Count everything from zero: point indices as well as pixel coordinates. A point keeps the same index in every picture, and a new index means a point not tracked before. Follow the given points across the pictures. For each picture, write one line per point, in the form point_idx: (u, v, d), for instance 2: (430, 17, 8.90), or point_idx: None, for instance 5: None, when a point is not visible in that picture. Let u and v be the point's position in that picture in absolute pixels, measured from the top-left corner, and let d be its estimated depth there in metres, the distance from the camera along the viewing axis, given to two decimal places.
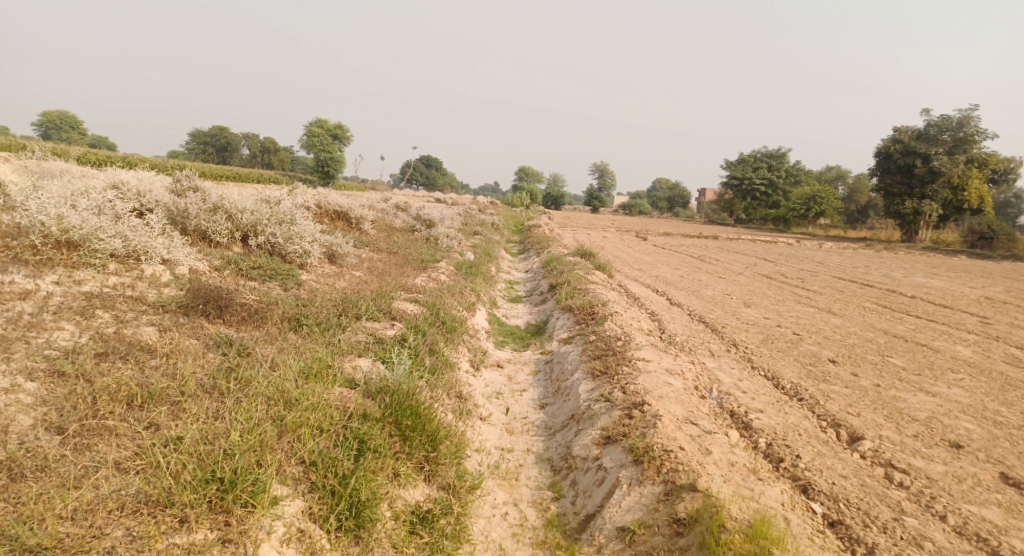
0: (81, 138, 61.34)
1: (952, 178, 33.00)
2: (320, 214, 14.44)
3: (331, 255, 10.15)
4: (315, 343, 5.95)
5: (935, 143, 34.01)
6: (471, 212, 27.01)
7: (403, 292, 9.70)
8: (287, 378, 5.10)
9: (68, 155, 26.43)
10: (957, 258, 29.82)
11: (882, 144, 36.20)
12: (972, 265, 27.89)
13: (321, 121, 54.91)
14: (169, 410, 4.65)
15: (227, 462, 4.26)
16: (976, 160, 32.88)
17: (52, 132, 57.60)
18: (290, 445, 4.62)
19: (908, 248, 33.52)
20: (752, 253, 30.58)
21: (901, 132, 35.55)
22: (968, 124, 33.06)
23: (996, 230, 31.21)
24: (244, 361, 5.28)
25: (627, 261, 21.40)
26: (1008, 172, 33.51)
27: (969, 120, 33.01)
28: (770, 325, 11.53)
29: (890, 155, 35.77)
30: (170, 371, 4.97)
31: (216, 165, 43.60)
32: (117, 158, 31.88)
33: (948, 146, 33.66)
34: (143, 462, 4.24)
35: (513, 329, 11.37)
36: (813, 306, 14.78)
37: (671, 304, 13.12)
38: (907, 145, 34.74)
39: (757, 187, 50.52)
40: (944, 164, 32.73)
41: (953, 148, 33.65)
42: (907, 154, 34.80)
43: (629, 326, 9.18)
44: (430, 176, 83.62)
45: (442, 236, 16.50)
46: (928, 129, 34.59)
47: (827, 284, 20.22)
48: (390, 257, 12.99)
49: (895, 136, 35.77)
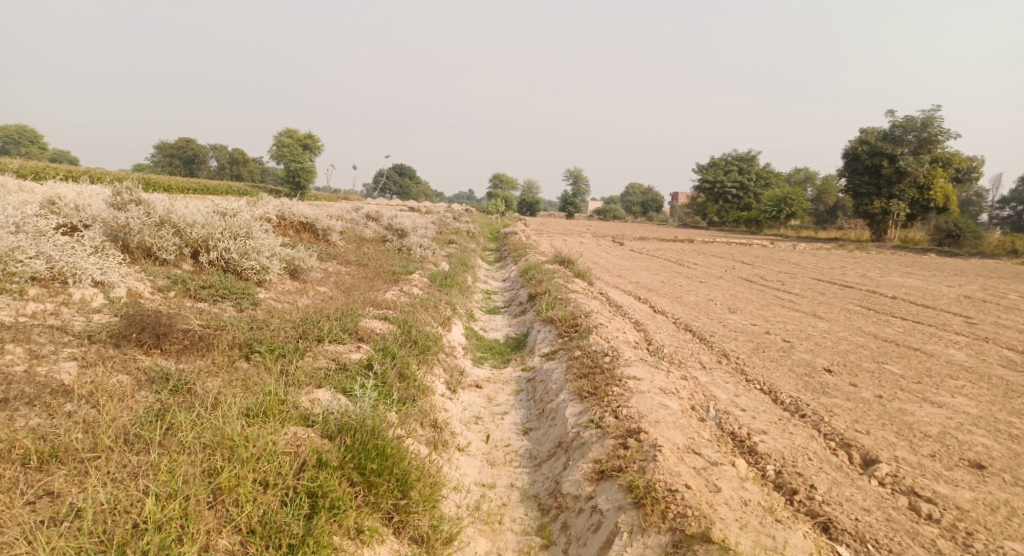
0: (43, 153, 59.64)
1: (918, 178, 33.21)
2: (285, 226, 13.75)
3: (293, 271, 9.49)
4: (267, 377, 5.32)
5: (901, 143, 34.17)
6: (445, 220, 26.44)
7: (372, 308, 9.06)
8: (229, 420, 4.45)
9: (27, 173, 25.52)
10: (929, 257, 29.81)
11: (849, 146, 36.28)
12: (946, 263, 27.86)
13: (290, 132, 54.07)
14: (73, 472, 3.99)
15: (131, 548, 3.67)
16: (941, 159, 33.26)
17: (13, 147, 55.92)
18: (226, 509, 3.98)
19: (880, 247, 33.52)
20: (729, 256, 30.34)
21: (867, 133, 35.61)
22: (932, 123, 33.29)
23: (964, 228, 31.30)
24: (175, 401, 4.61)
25: (606, 267, 20.95)
26: (971, 171, 33.91)
27: (932, 121, 33.30)
28: (759, 332, 11.05)
29: (857, 156, 35.76)
30: (85, 421, 4.30)
31: (184, 179, 42.59)
32: (78, 172, 30.76)
33: (913, 146, 33.87)
34: (27, 545, 3.58)
35: (491, 343, 10.76)
36: (798, 310, 14.36)
37: (654, 312, 12.61)
38: (874, 146, 34.83)
39: (729, 190, 50.54)
40: (910, 164, 32.98)
41: (919, 148, 33.82)
42: (873, 154, 34.81)
43: (614, 339, 8.62)
44: (403, 185, 82.78)
45: (415, 245, 15.86)
46: (892, 130, 34.70)
47: (808, 287, 19.87)
48: (360, 270, 12.34)
49: (862, 136, 35.87)
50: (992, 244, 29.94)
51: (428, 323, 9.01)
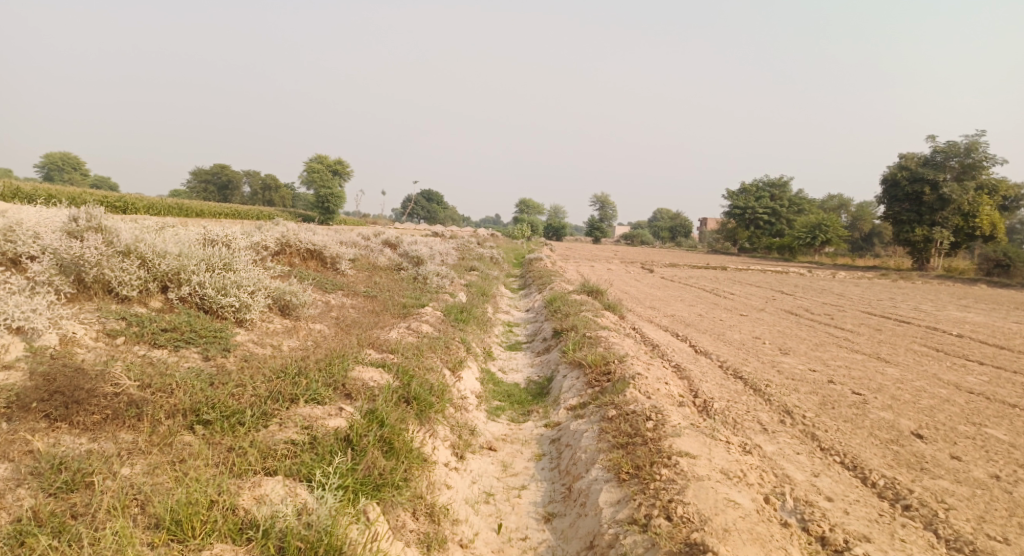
0: (82, 178, 59.93)
1: (962, 205, 31.29)
2: (289, 253, 12.64)
3: (283, 308, 8.23)
4: (200, 457, 4.36)
5: (943, 169, 32.32)
6: (470, 246, 25.19)
7: (371, 350, 7.81)
8: (118, 552, 3.70)
9: (50, 199, 24.89)
10: (979, 288, 27.81)
11: (888, 171, 34.46)
12: (1001, 296, 25.85)
13: (319, 157, 53.71)
14: None
15: None
16: (986, 186, 31.31)
17: (53, 172, 56.23)
18: None
19: (922, 276, 31.55)
20: (768, 285, 28.62)
21: (907, 158, 33.90)
22: (977, 148, 31.47)
23: (1014, 257, 29.19)
24: (48, 511, 3.84)
25: (639, 298, 19.50)
26: (1019, 198, 31.82)
27: (976, 145, 31.46)
28: (820, 380, 9.55)
29: (897, 182, 33.94)
30: None
31: (213, 205, 42.11)
32: (109, 195, 30.10)
33: (956, 172, 32.03)
34: None
35: (510, 388, 9.38)
36: (857, 351, 12.75)
37: (697, 353, 11.17)
38: (914, 171, 33.01)
39: (761, 216, 48.74)
40: (953, 191, 31.07)
41: (962, 174, 31.91)
42: (914, 180, 32.98)
43: (655, 394, 7.23)
44: (431, 210, 82.16)
45: (431, 274, 14.61)
46: (934, 155, 32.90)
47: (860, 322, 18.15)
48: (366, 302, 11.13)
49: (901, 162, 34.09)
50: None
51: (435, 370, 7.67)
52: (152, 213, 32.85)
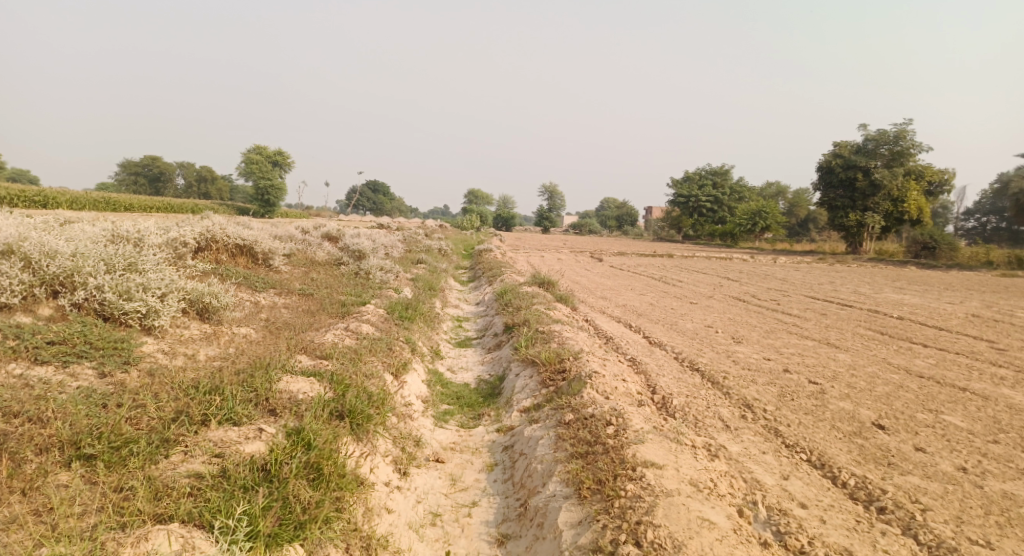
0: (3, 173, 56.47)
1: (892, 191, 32.01)
2: (216, 250, 11.78)
3: (203, 312, 7.52)
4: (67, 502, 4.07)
5: (874, 156, 33.05)
6: (415, 238, 24.44)
7: (303, 357, 7.17)
8: None
9: None
10: (910, 269, 28.50)
11: (822, 158, 35.07)
12: (933, 277, 26.47)
13: (258, 148, 51.91)
14: None
15: None
16: (913, 172, 32.17)
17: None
18: None
19: (858, 260, 32.21)
20: (714, 271, 28.71)
21: (840, 145, 34.55)
22: (905, 135, 32.29)
23: (940, 239, 30.05)
24: None
25: (589, 288, 19.16)
26: (943, 183, 32.79)
27: (904, 133, 32.27)
28: (776, 370, 9.26)
29: (831, 168, 34.58)
30: None
31: (146, 199, 40.11)
32: (31, 190, 28.22)
33: (886, 158, 32.76)
34: None
35: (459, 389, 8.81)
36: (807, 338, 12.58)
37: (650, 345, 10.80)
38: (847, 158, 33.65)
39: (703, 203, 49.21)
40: (884, 176, 31.77)
41: (891, 160, 32.71)
42: (847, 167, 33.59)
43: (612, 394, 6.79)
44: (375, 202, 80.66)
45: (373, 268, 13.91)
46: (865, 142, 33.61)
47: (805, 307, 18.17)
48: (302, 300, 10.41)
49: (835, 149, 34.73)
50: (968, 255, 28.79)
51: (376, 377, 7.05)
52: (81, 209, 31.07)
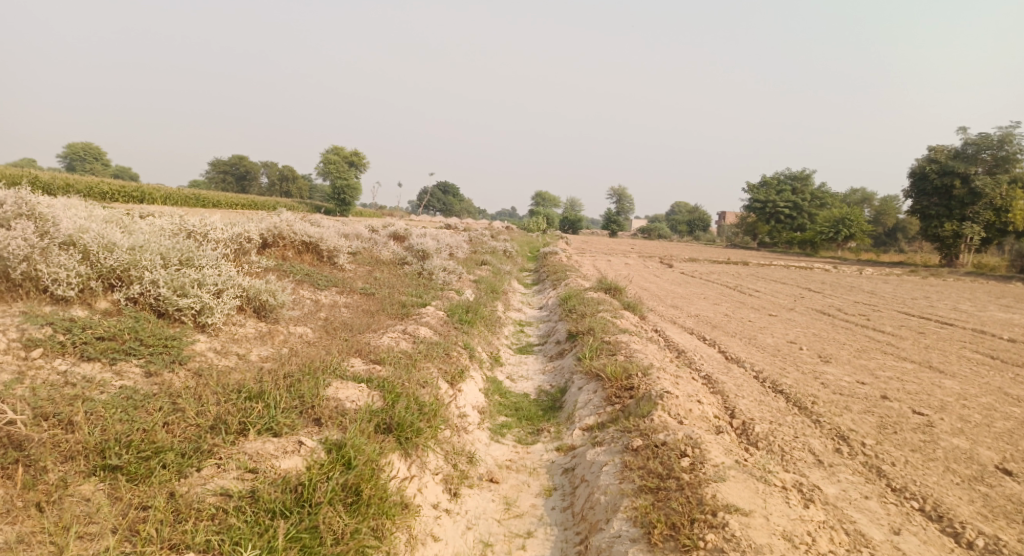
0: (103, 169, 59.53)
1: (994, 200, 29.67)
2: (282, 246, 11.65)
3: (259, 309, 7.15)
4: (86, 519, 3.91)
5: (974, 162, 30.76)
6: (483, 239, 24.05)
7: (356, 361, 6.75)
8: None
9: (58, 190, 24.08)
10: (1014, 286, 26.33)
11: (916, 164, 32.92)
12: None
13: (336, 148, 52.94)
14: None
15: None
16: (1021, 180, 29.72)
17: (74, 161, 55.91)
18: None
19: (953, 273, 30.03)
20: (795, 281, 27.25)
21: (937, 150, 32.35)
22: (1011, 141, 29.92)
23: None
24: None
25: (660, 296, 18.32)
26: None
27: (1010, 137, 29.90)
28: (873, 396, 8.35)
29: (925, 175, 32.41)
30: None
31: (230, 195, 41.34)
32: (128, 185, 29.35)
33: (988, 164, 30.48)
34: None
35: (518, 401, 8.27)
36: (903, 359, 11.48)
37: (727, 361, 10.00)
38: (944, 164, 31.46)
39: (782, 210, 47.20)
40: (986, 185, 29.48)
41: (994, 167, 30.37)
42: (944, 173, 31.41)
43: (687, 418, 6.10)
44: (447, 202, 81.15)
45: (437, 268, 13.53)
46: (965, 147, 31.37)
47: (898, 324, 16.83)
48: (362, 300, 10.09)
49: (930, 154, 32.55)
50: None
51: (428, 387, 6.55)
52: (167, 204, 32.07)
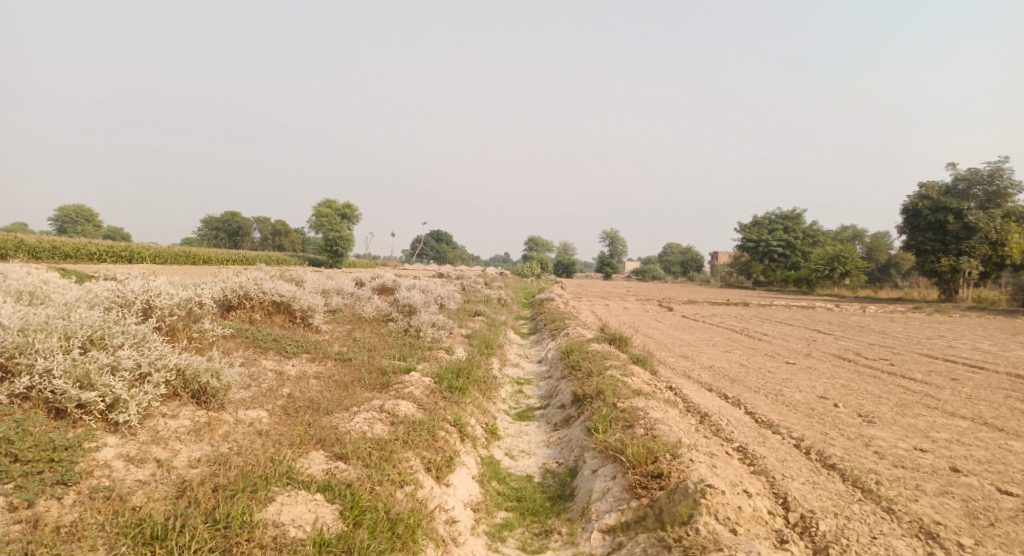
0: (95, 231, 58.38)
1: (989, 233, 28.67)
2: (249, 307, 10.42)
3: (199, 394, 5.80)
4: None
5: (966, 197, 29.97)
6: (476, 288, 22.71)
7: (315, 456, 5.38)
8: None
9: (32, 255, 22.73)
10: (1022, 320, 25.18)
11: (907, 201, 32.04)
12: None
13: (328, 202, 52.06)
14: None
15: None
16: (1013, 213, 28.88)
17: (67, 225, 54.83)
18: None
19: (957, 308, 28.86)
20: (801, 322, 26.02)
21: (927, 186, 31.52)
22: (1001, 175, 29.26)
23: None
24: None
25: (667, 345, 17.01)
26: None
27: (1000, 171, 29.23)
28: (943, 471, 6.98)
29: (918, 211, 31.50)
30: None
31: (220, 251, 40.08)
32: (116, 245, 28.17)
33: (980, 200, 29.62)
34: None
35: (521, 486, 6.85)
36: (952, 416, 10.07)
37: (759, 425, 8.61)
38: (936, 200, 30.58)
39: (774, 249, 46.28)
40: (979, 219, 28.55)
41: (986, 202, 29.57)
42: (936, 209, 30.51)
43: (741, 524, 5.08)
44: (440, 250, 80.28)
45: (424, 324, 12.18)
46: (955, 183, 30.63)
47: (923, 370, 15.52)
48: (336, 368, 8.71)
49: (921, 190, 31.69)
50: None
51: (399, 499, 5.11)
52: (157, 262, 30.88)
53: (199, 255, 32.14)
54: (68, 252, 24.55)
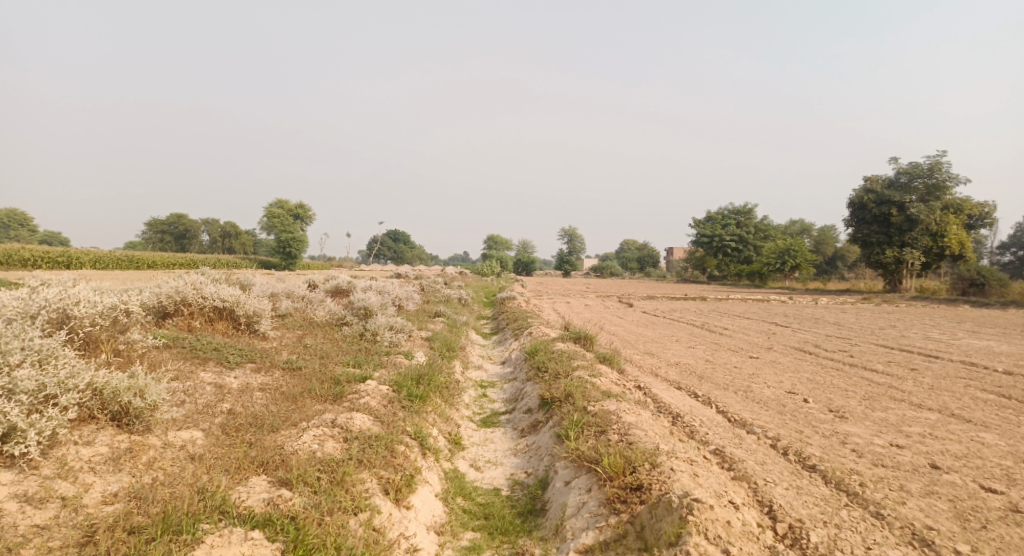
0: (33, 236, 55.70)
1: (930, 225, 29.21)
2: (188, 314, 9.70)
3: (119, 416, 5.24)
4: None
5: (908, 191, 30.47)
6: (434, 287, 22.09)
7: (256, 484, 4.85)
8: None
9: None
10: (966, 308, 25.63)
11: (853, 194, 32.47)
12: (1001, 318, 23.53)
13: (279, 203, 50.65)
14: None
15: None
16: (952, 205, 29.48)
17: (3, 231, 52.18)
18: None
19: (905, 298, 29.32)
20: (759, 315, 26.09)
21: (871, 180, 31.95)
22: (940, 168, 29.86)
23: (988, 276, 27.13)
24: None
25: (630, 342, 16.69)
26: (984, 217, 30.03)
27: (939, 165, 29.81)
28: (925, 468, 6.72)
29: (863, 205, 31.93)
30: None
31: (167, 255, 38.52)
32: (55, 251, 26.70)
33: (921, 193, 30.12)
34: None
35: (489, 501, 6.36)
36: (921, 408, 9.91)
37: (733, 425, 8.26)
38: (881, 193, 31.03)
39: (727, 243, 46.61)
40: (920, 212, 29.02)
41: (926, 195, 30.10)
42: (880, 202, 30.95)
43: (733, 543, 4.82)
44: (396, 251, 79.13)
45: (381, 327, 11.55)
46: (898, 177, 31.18)
47: (883, 361, 15.49)
48: (284, 378, 8.07)
49: (866, 184, 32.11)
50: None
51: (350, 531, 4.65)
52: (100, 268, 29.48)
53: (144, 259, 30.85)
54: (1, 258, 23.15)
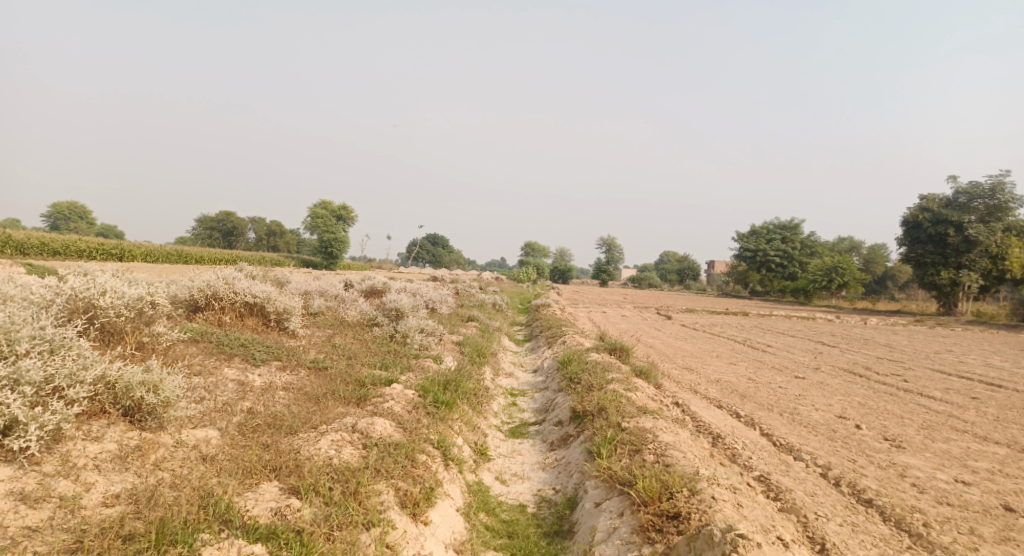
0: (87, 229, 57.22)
1: (990, 247, 27.85)
2: (218, 309, 9.51)
3: (131, 411, 5.00)
4: None
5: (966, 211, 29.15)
6: (470, 292, 21.77)
7: (265, 491, 4.54)
8: None
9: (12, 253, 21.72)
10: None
11: (907, 212, 31.21)
12: None
13: (323, 203, 51.08)
14: None
15: None
16: (1013, 227, 28.09)
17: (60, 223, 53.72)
18: None
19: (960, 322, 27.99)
20: (804, 334, 25.16)
21: (926, 198, 30.66)
22: (1002, 189, 28.49)
23: None
24: None
25: (669, 356, 16.10)
26: None
27: (1001, 185, 28.45)
28: (997, 510, 6.10)
29: (917, 224, 30.66)
30: None
31: (213, 251, 39.04)
32: (106, 243, 27.18)
33: (981, 213, 28.78)
34: None
35: (514, 518, 5.95)
36: (985, 441, 9.19)
37: (780, 450, 7.71)
38: (937, 212, 29.75)
39: (772, 259, 45.37)
40: (980, 232, 27.71)
41: (986, 216, 28.75)
42: (936, 222, 29.67)
43: None
44: (436, 255, 79.28)
45: (412, 330, 11.25)
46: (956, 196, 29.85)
47: (939, 387, 14.62)
48: (309, 378, 7.79)
49: (921, 202, 30.83)
50: None
51: (360, 549, 4.31)
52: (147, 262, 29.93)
53: (190, 254, 31.27)
54: (53, 248, 23.57)
